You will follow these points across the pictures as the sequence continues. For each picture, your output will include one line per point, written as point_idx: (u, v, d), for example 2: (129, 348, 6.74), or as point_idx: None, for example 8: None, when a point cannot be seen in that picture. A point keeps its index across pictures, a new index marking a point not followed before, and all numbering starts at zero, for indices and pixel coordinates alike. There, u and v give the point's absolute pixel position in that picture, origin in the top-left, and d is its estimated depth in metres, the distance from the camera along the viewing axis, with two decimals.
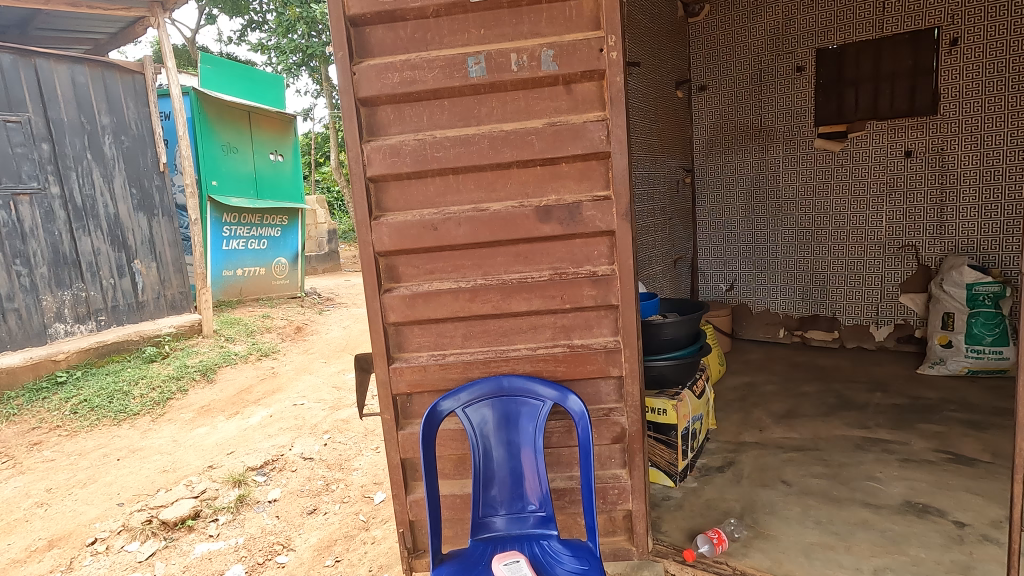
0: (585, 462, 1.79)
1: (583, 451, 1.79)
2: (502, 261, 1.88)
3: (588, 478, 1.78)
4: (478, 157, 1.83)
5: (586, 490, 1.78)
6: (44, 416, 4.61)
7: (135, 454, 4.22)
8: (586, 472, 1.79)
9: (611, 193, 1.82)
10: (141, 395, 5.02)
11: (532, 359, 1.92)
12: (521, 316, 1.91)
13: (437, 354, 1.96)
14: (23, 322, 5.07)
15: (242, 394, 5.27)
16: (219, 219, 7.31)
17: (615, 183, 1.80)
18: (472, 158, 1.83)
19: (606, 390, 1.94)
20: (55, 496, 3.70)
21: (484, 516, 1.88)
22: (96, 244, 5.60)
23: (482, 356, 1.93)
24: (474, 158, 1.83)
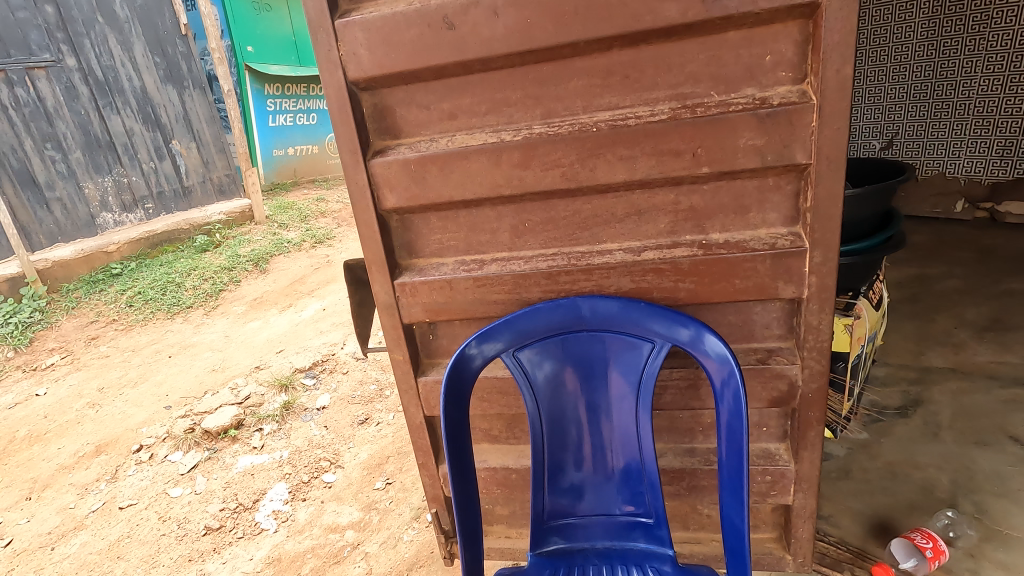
0: (731, 446, 1.00)
1: (728, 425, 1.00)
2: (579, 89, 1.00)
3: (738, 473, 1.00)
4: None
5: (732, 492, 1.00)
6: (102, 310, 4.46)
7: (186, 351, 3.99)
8: (731, 460, 1.01)
9: None
10: (194, 287, 4.75)
11: (632, 271, 1.08)
12: (611, 194, 1.06)
13: (470, 263, 1.17)
14: (69, 212, 4.79)
15: (296, 284, 4.88)
16: (261, 91, 6.58)
17: None
18: None
19: (766, 320, 1.10)
20: (107, 396, 3.52)
21: (553, 517, 1.18)
22: (127, 123, 5.09)
23: (545, 266, 1.11)
24: None
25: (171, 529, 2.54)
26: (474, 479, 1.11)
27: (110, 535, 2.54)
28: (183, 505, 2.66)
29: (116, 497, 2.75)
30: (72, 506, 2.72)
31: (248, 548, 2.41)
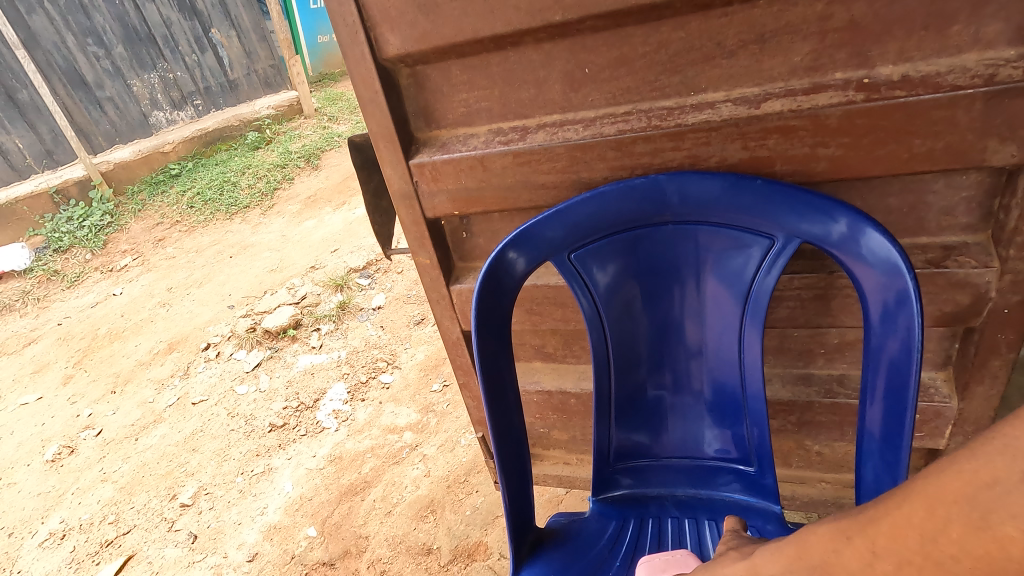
0: (889, 389, 0.71)
1: (890, 357, 0.70)
2: None
3: (896, 425, 0.71)
4: None
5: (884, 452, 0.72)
6: (166, 211, 4.50)
7: (246, 251, 3.97)
8: (886, 408, 0.71)
9: None
10: (249, 187, 4.67)
11: (746, 134, 0.73)
12: (719, 11, 0.68)
13: (508, 132, 0.85)
14: (122, 112, 4.76)
15: (348, 181, 4.68)
16: None
17: None
18: None
19: (947, 202, 0.74)
20: (176, 296, 3.60)
21: (620, 461, 0.93)
22: (164, 11, 4.82)
23: (615, 132, 0.77)
24: None
25: (239, 425, 2.59)
26: (522, 419, 0.86)
27: (185, 428, 2.64)
28: (249, 402, 2.71)
29: (189, 393, 2.84)
30: (151, 400, 2.85)
31: (312, 445, 2.42)
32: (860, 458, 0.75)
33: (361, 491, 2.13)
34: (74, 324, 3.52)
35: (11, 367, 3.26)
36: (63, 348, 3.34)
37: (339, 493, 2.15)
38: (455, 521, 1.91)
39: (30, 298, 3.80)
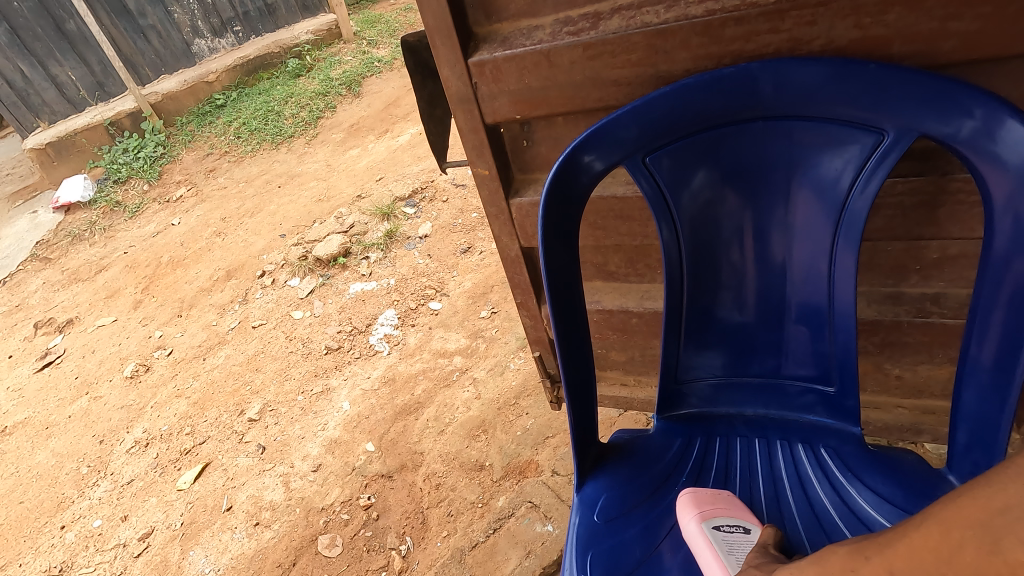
0: (1010, 302, 0.64)
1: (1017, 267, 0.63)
2: None
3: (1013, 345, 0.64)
4: None
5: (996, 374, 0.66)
6: (214, 142, 4.55)
7: (294, 181, 4.00)
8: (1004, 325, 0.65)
9: None
10: (293, 116, 4.65)
11: (861, 9, 0.63)
12: None
13: (579, 21, 0.76)
14: (165, 41, 4.74)
15: (390, 108, 4.57)
16: None
17: None
18: None
19: None
20: (230, 225, 3.70)
21: (688, 380, 0.90)
22: None
23: (702, 13, 0.68)
24: None
25: (297, 348, 2.70)
26: (588, 335, 0.83)
27: (247, 350, 2.77)
28: (305, 327, 2.80)
29: (249, 317, 2.96)
30: (215, 323, 2.99)
31: (366, 368, 2.50)
32: (962, 380, 0.69)
33: (415, 411, 2.21)
34: (139, 252, 3.68)
35: (87, 292, 3.48)
36: (131, 274, 3.52)
37: (394, 412, 2.23)
38: (507, 441, 1.96)
39: (97, 228, 3.98)
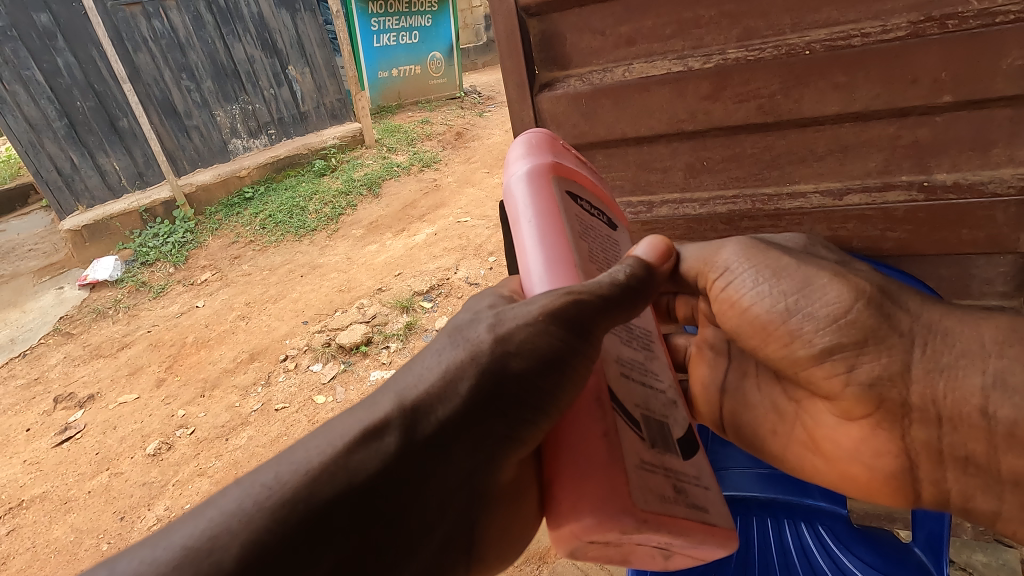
0: None
1: None
2: (788, 3, 0.85)
3: None
4: None
5: None
6: (240, 231, 4.87)
7: (315, 271, 4.30)
8: None
9: None
10: (317, 211, 5.04)
11: (830, 218, 0.97)
12: (813, 128, 0.92)
13: (639, 204, 1.10)
14: (205, 139, 5.20)
15: (407, 209, 5.00)
16: (366, 10, 6.59)
17: None
18: None
19: (989, 275, 0.95)
20: (254, 310, 3.93)
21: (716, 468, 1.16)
22: (248, 50, 5.27)
23: (725, 210, 1.03)
24: None
25: None
26: None
27: (270, 432, 2.91)
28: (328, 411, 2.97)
29: (272, 400, 3.12)
30: (237, 404, 3.14)
31: None
32: None
33: None
34: (163, 331, 3.87)
35: (109, 368, 3.60)
36: (155, 353, 3.67)
37: None
38: None
39: (121, 306, 4.16)
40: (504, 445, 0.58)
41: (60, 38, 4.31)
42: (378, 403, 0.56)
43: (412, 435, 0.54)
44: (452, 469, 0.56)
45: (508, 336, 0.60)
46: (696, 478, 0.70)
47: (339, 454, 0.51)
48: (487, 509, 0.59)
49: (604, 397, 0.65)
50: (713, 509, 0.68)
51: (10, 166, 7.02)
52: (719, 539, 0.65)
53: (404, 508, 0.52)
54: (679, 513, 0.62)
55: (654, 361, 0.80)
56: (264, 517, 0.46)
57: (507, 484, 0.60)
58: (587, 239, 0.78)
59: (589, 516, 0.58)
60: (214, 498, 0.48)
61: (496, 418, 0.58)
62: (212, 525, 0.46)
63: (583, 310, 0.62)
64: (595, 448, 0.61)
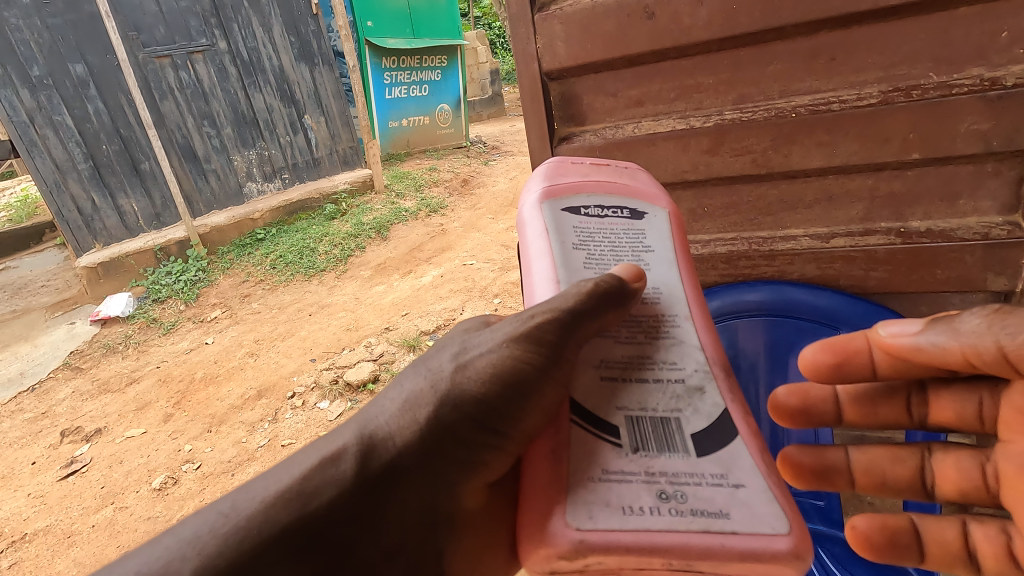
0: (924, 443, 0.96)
1: None
2: (777, 73, 0.99)
3: None
4: None
5: None
6: (251, 270, 5.00)
7: (323, 311, 4.39)
8: None
9: None
10: (326, 252, 5.17)
11: (819, 258, 1.08)
12: (801, 180, 1.05)
13: None
14: (222, 182, 5.39)
15: (415, 252, 5.14)
16: (379, 64, 6.95)
17: None
18: None
19: None
20: (263, 347, 4.01)
21: None
22: (268, 100, 5.55)
23: (725, 250, 1.14)
24: None
25: None
26: None
27: None
28: None
29: (278, 436, 3.15)
30: (244, 440, 3.16)
31: None
32: None
33: None
34: (172, 367, 3.92)
35: (117, 403, 3.63)
36: (163, 388, 3.71)
37: None
38: None
39: (131, 342, 4.22)
40: (466, 469, 0.66)
41: (92, 86, 4.53)
42: (341, 433, 0.65)
43: (368, 463, 0.63)
44: (409, 495, 0.65)
45: (469, 364, 0.68)
46: (712, 480, 0.61)
47: (296, 481, 0.60)
48: (453, 532, 0.68)
49: (561, 413, 0.66)
50: (735, 513, 0.58)
51: (27, 206, 7.21)
52: (738, 551, 0.54)
53: (358, 536, 0.62)
54: (651, 526, 0.56)
55: (673, 347, 0.72)
56: (215, 544, 0.54)
57: (474, 510, 0.69)
58: (583, 248, 0.79)
59: (529, 538, 0.57)
60: (171, 530, 0.56)
61: (458, 443, 0.66)
62: (169, 552, 0.53)
63: (542, 330, 0.67)
64: (542, 467, 0.62)
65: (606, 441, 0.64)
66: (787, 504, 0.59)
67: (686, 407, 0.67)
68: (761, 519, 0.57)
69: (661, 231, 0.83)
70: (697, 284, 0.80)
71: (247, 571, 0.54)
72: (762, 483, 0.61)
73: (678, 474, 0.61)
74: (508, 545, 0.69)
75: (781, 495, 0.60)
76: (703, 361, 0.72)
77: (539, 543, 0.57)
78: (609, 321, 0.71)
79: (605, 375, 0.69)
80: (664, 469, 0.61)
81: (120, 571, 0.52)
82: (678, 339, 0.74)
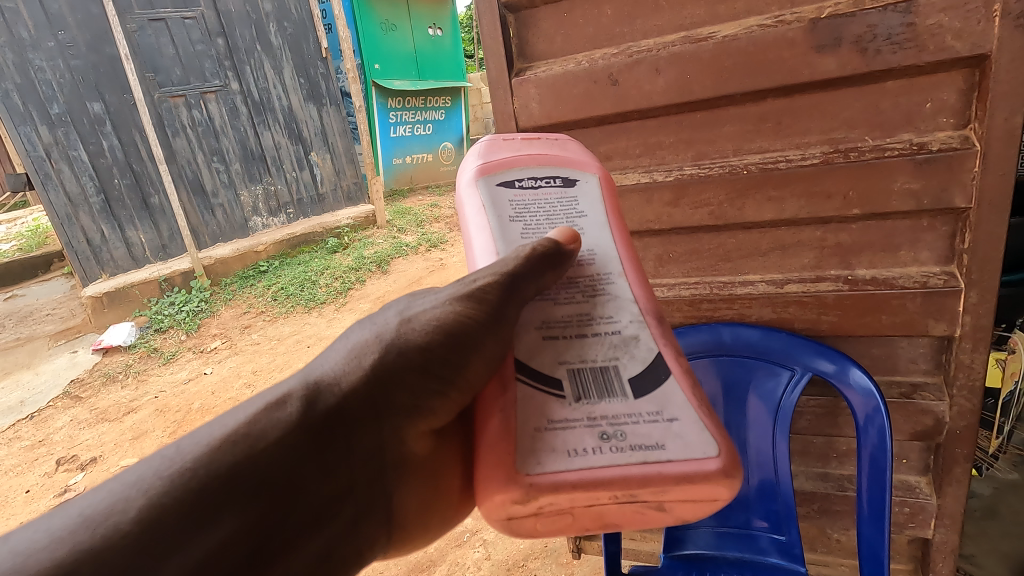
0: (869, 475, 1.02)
1: (870, 457, 1.02)
2: (730, 134, 1.08)
3: (877, 505, 1.01)
4: None
5: (871, 527, 1.02)
6: (252, 302, 5.09)
7: (322, 342, 4.45)
8: (871, 489, 1.02)
9: None
10: (327, 285, 5.27)
11: (775, 303, 1.16)
12: (756, 230, 1.13)
13: None
14: (228, 216, 5.54)
15: (413, 286, 5.23)
16: (385, 104, 7.15)
17: None
18: None
19: (910, 355, 1.13)
20: (260, 378, 4.06)
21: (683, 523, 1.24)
22: (276, 137, 5.75)
23: (688, 294, 1.22)
24: None
25: None
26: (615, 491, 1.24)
27: None
28: None
29: None
30: None
31: None
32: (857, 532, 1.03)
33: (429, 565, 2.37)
34: (169, 397, 3.96)
35: (113, 433, 3.66)
36: (161, 418, 3.75)
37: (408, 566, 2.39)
38: None
39: (131, 371, 4.28)
40: (410, 416, 0.68)
41: (108, 123, 4.72)
42: (286, 382, 0.66)
43: (314, 407, 0.64)
44: (356, 438, 0.66)
45: (414, 318, 0.70)
46: (649, 417, 0.68)
47: (242, 425, 0.60)
48: (403, 479, 0.70)
49: (505, 371, 0.71)
50: (669, 444, 0.64)
51: (37, 236, 7.38)
52: (674, 476, 0.61)
53: (303, 477, 0.61)
54: (595, 463, 0.63)
55: (608, 302, 0.78)
56: (161, 486, 0.54)
57: (423, 456, 0.72)
58: (520, 219, 0.84)
59: (486, 487, 0.62)
60: (118, 476, 0.57)
61: (402, 388, 0.67)
62: (112, 496, 0.53)
63: (486, 292, 0.70)
64: (492, 424, 0.67)
65: (551, 394, 0.70)
66: (716, 431, 0.66)
67: (623, 354, 0.74)
68: (693, 445, 0.64)
69: (594, 196, 0.88)
70: (630, 241, 0.86)
71: (193, 506, 0.54)
72: (694, 415, 0.68)
73: (617, 416, 0.68)
74: (462, 486, 0.73)
75: (710, 422, 0.67)
76: (637, 312, 0.78)
77: (495, 491, 0.62)
78: (547, 283, 0.76)
79: (547, 335, 0.75)
80: (604, 413, 0.68)
81: (61, 516, 0.52)
82: (613, 295, 0.79)
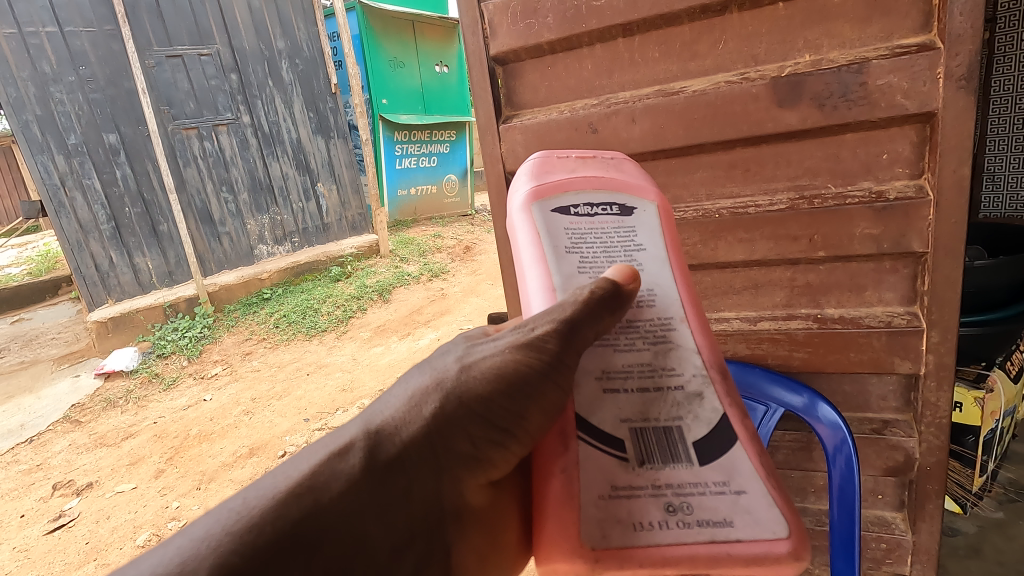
0: (841, 506, 1.04)
1: (839, 488, 1.05)
2: (703, 180, 1.15)
3: (849, 538, 1.03)
4: (662, 21, 1.09)
5: (843, 558, 1.02)
6: (254, 329, 5.16)
7: (321, 370, 4.49)
8: (844, 519, 1.04)
9: (937, 50, 0.92)
10: (329, 313, 5.33)
11: (748, 339, 1.21)
12: (730, 270, 1.19)
13: None
14: (234, 243, 5.64)
15: (414, 315, 5.29)
16: (392, 137, 7.34)
17: (956, 26, 0.89)
18: (651, 18, 1.09)
19: (880, 392, 1.16)
20: (259, 406, 4.08)
21: None
22: (284, 168, 5.91)
23: None
24: (654, 19, 1.09)
25: None
26: None
27: None
28: None
29: None
30: None
31: None
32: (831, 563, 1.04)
33: None
34: (168, 423, 3.98)
35: (110, 458, 3.68)
36: (158, 444, 3.77)
37: None
38: None
39: (132, 397, 4.31)
40: (471, 467, 0.70)
41: (122, 154, 4.88)
42: (348, 429, 0.69)
43: (376, 455, 0.67)
44: (414, 487, 0.68)
45: (473, 365, 0.71)
46: (716, 488, 0.69)
47: (306, 475, 0.63)
48: (460, 530, 0.72)
49: (567, 424, 0.73)
50: (738, 520, 0.67)
51: (47, 260, 7.52)
52: (743, 558, 0.64)
53: (364, 529, 0.64)
54: (663, 540, 0.66)
55: (670, 353, 0.78)
56: (229, 541, 0.56)
57: (479, 507, 0.74)
58: (577, 250, 0.83)
59: (552, 552, 0.67)
60: (186, 529, 0.59)
61: (462, 437, 0.69)
62: (182, 550, 0.56)
63: (545, 341, 0.70)
64: (554, 486, 0.70)
65: (612, 455, 0.71)
66: (785, 506, 0.68)
67: (687, 414, 0.74)
68: (763, 524, 0.66)
69: (653, 227, 0.87)
70: (691, 281, 0.84)
71: (263, 558, 0.57)
72: (761, 487, 0.69)
73: (683, 485, 0.69)
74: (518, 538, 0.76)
75: (779, 498, 0.68)
76: (701, 364, 0.77)
77: (559, 559, 0.67)
78: (607, 327, 0.75)
79: (607, 387, 0.75)
80: (669, 481, 0.70)
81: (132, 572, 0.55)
82: (676, 343, 0.79)
